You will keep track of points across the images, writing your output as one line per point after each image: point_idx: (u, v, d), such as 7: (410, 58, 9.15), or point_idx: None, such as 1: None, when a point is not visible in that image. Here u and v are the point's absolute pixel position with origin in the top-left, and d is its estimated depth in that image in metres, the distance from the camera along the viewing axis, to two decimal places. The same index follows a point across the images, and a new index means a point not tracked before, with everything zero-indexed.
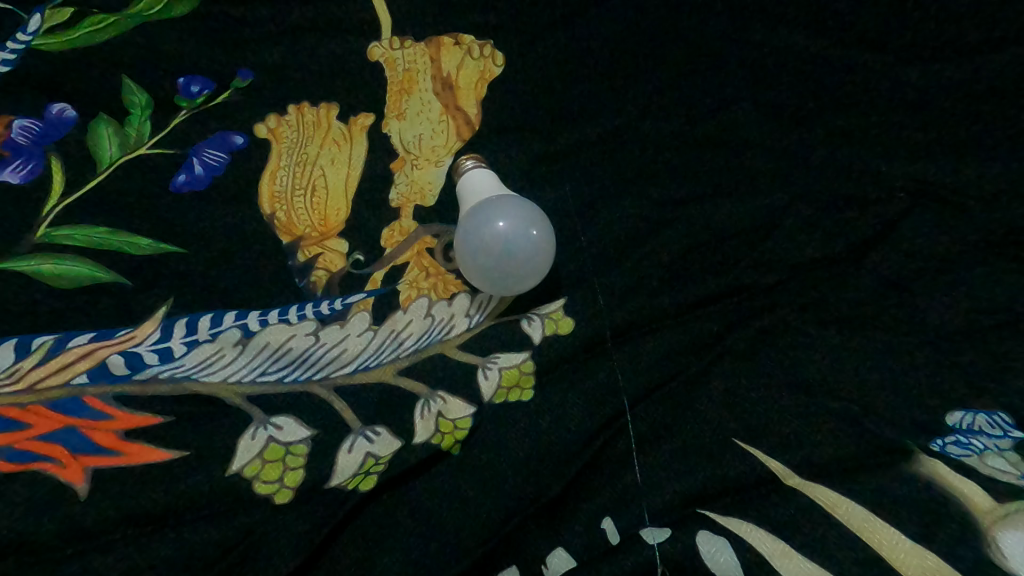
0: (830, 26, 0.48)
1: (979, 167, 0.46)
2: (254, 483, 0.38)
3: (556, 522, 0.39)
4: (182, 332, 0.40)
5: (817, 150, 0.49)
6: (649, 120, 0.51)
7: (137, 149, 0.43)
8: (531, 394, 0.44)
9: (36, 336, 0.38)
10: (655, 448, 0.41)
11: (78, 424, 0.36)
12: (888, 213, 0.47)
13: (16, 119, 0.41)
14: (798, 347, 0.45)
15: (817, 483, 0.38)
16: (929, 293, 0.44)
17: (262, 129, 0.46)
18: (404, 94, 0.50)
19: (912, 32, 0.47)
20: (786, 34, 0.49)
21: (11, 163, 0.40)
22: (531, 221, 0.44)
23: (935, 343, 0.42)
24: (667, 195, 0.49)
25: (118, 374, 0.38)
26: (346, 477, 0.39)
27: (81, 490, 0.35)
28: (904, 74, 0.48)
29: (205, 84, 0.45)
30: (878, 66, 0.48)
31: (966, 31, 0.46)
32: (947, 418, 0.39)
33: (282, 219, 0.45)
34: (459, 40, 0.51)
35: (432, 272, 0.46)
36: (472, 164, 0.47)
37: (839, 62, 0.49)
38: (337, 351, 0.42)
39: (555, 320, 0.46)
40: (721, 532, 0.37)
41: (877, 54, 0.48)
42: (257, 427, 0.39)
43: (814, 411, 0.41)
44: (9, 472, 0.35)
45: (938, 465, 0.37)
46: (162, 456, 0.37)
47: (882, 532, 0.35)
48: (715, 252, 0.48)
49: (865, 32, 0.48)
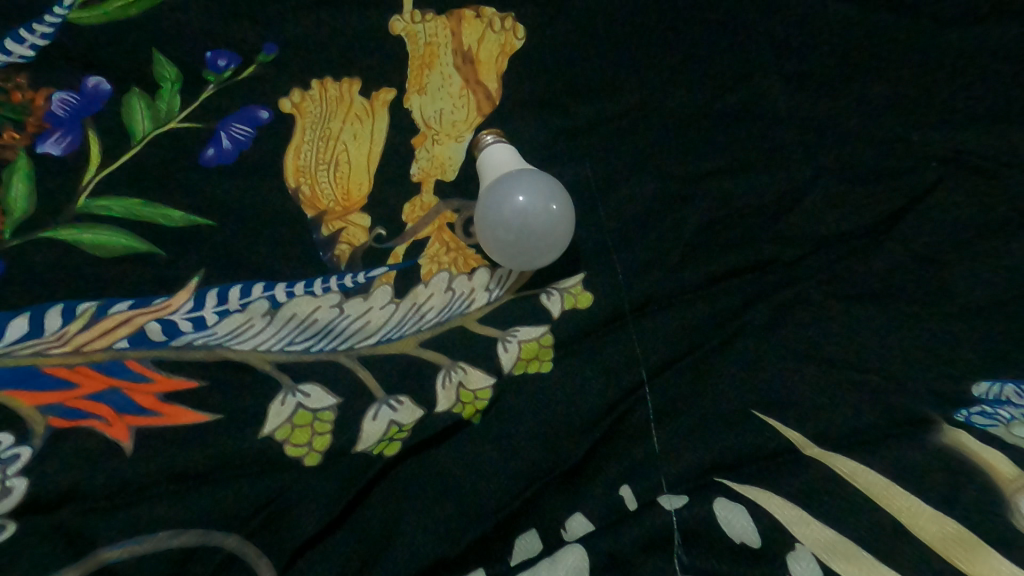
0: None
1: (1010, 137, 0.46)
2: (284, 446, 0.39)
3: (577, 489, 0.40)
4: (214, 302, 0.41)
5: (844, 122, 0.49)
6: (672, 92, 0.50)
7: (169, 123, 0.44)
8: (551, 366, 0.44)
9: (80, 302, 0.39)
10: (674, 419, 0.42)
11: (121, 386, 0.38)
12: (918, 185, 0.47)
13: (55, 92, 0.42)
14: (822, 320, 0.44)
15: (835, 454, 0.38)
16: (959, 264, 0.44)
17: (287, 104, 0.47)
18: (425, 68, 0.50)
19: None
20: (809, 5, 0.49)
21: (51, 134, 0.42)
22: (550, 196, 0.45)
23: (964, 316, 0.42)
24: (689, 167, 0.49)
25: (156, 340, 0.40)
26: (371, 443, 0.40)
27: (126, 447, 0.37)
28: (935, 42, 0.47)
29: (231, 59, 0.46)
30: (905, 35, 0.47)
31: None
32: (975, 389, 0.39)
33: (307, 193, 0.46)
34: (480, 13, 0.51)
35: (452, 247, 0.47)
36: (492, 139, 0.47)
37: (865, 32, 0.48)
38: (361, 322, 0.43)
39: (574, 294, 0.46)
40: (740, 499, 0.38)
41: (906, 21, 0.47)
42: (286, 394, 0.40)
43: (835, 383, 0.41)
44: (61, 428, 0.37)
45: (962, 435, 0.38)
46: (199, 418, 0.39)
47: (900, 500, 0.36)
48: (737, 225, 0.48)
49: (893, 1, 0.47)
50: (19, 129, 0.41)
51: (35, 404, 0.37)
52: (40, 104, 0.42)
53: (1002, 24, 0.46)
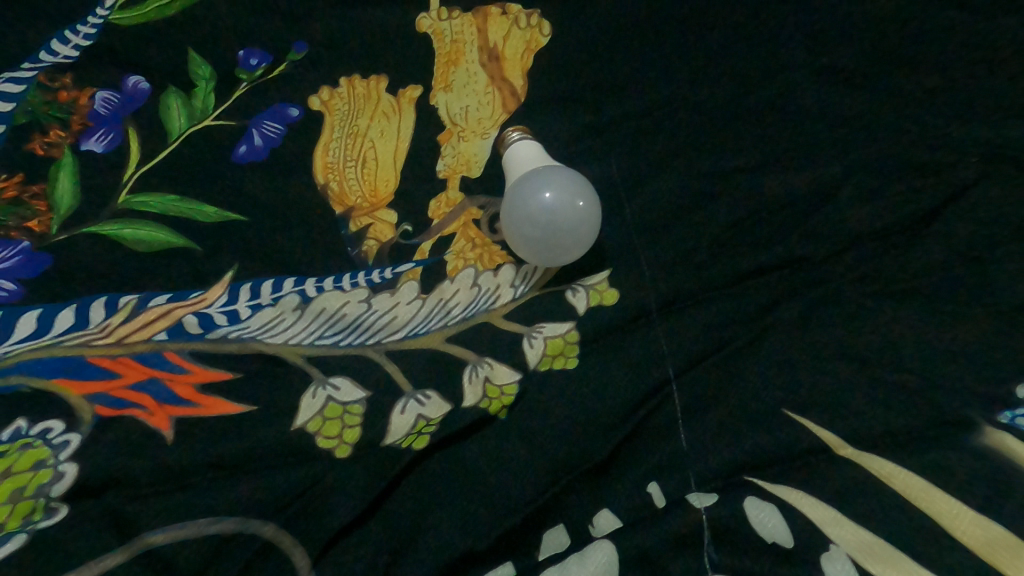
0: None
1: None
2: (315, 438, 0.40)
3: (605, 486, 0.40)
4: (247, 297, 0.42)
5: (874, 118, 0.48)
6: (698, 88, 0.50)
7: (204, 120, 0.45)
8: (576, 362, 0.44)
9: (122, 295, 0.40)
10: (702, 417, 0.41)
11: (160, 377, 0.39)
12: (953, 181, 0.46)
13: (99, 91, 0.44)
14: (856, 318, 0.43)
15: (870, 454, 0.38)
16: (999, 262, 0.43)
17: (315, 102, 0.48)
18: (451, 65, 0.50)
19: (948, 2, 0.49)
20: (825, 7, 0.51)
21: (94, 132, 0.43)
22: (577, 192, 0.45)
23: (1006, 315, 0.41)
24: (718, 163, 0.49)
25: (193, 333, 0.41)
26: (399, 436, 0.41)
27: (167, 436, 0.38)
28: (951, 42, 0.48)
29: (263, 58, 0.47)
30: (922, 33, 0.49)
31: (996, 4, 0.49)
32: (1020, 391, 0.38)
33: (335, 189, 0.46)
34: (506, 10, 0.51)
35: (478, 243, 0.47)
36: (518, 136, 0.47)
37: (883, 32, 0.49)
38: (389, 317, 0.44)
39: (600, 291, 0.46)
40: (771, 498, 0.37)
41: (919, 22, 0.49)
42: (317, 387, 0.41)
43: (869, 383, 0.41)
44: (106, 417, 0.38)
45: (1006, 437, 0.37)
46: (235, 409, 0.39)
47: (940, 502, 0.35)
48: (767, 221, 0.47)
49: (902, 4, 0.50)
50: (65, 127, 0.43)
51: (81, 393, 0.38)
52: (85, 102, 0.44)
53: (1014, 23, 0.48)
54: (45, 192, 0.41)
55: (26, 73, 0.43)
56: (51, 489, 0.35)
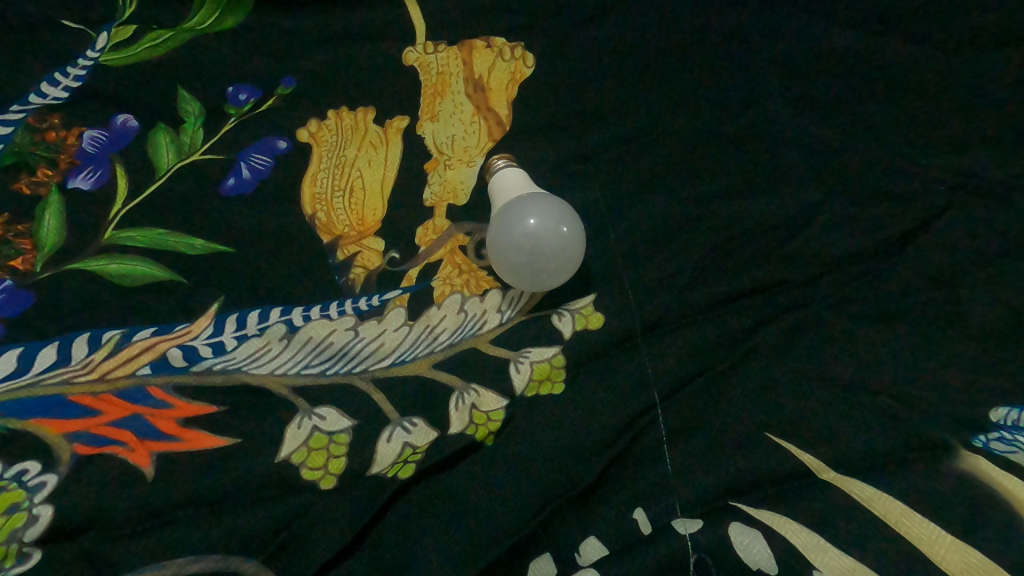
0: (840, 29, 0.51)
1: (1010, 160, 0.47)
2: (301, 469, 0.39)
3: (591, 513, 0.40)
4: (233, 327, 0.42)
5: (848, 143, 0.50)
6: (678, 116, 0.52)
7: (192, 155, 0.46)
8: (563, 387, 0.44)
9: (106, 331, 0.41)
10: (688, 442, 0.41)
11: (143, 412, 0.39)
12: (927, 207, 0.47)
13: (87, 130, 0.45)
14: (837, 342, 0.44)
15: (853, 479, 0.38)
16: (972, 286, 0.44)
17: (304, 133, 0.49)
18: (437, 96, 0.51)
19: (919, 31, 0.50)
20: (800, 35, 0.52)
21: (82, 170, 0.44)
22: (561, 218, 0.45)
23: (980, 339, 0.42)
24: (699, 189, 0.50)
25: (177, 366, 0.41)
26: (386, 465, 0.40)
27: (147, 472, 0.38)
28: (922, 71, 0.50)
29: (252, 93, 0.49)
30: (894, 62, 0.50)
31: (967, 32, 0.50)
32: (992, 415, 0.39)
33: (323, 219, 0.47)
34: (491, 43, 0.53)
35: (465, 269, 0.47)
36: (503, 163, 0.48)
37: (856, 62, 0.51)
38: (376, 344, 0.44)
39: (586, 315, 0.46)
40: (754, 524, 0.38)
41: (893, 52, 0.51)
42: (303, 417, 0.41)
43: (852, 406, 0.41)
44: (86, 455, 0.38)
45: (981, 461, 0.38)
46: (218, 443, 0.39)
47: (921, 528, 0.36)
48: (748, 245, 0.48)
49: (876, 34, 0.51)
50: (52, 166, 0.44)
51: (61, 431, 0.38)
52: (73, 142, 0.45)
53: (983, 54, 0.49)
54: (31, 231, 0.42)
55: (14, 116, 0.44)
56: (26, 532, 0.35)
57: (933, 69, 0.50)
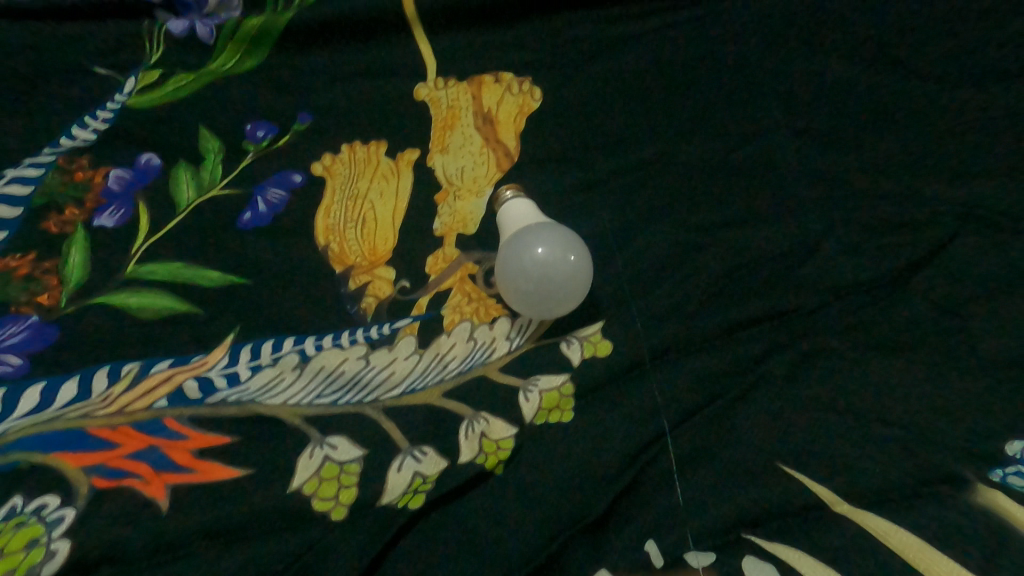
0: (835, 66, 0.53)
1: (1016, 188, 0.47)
2: (312, 500, 0.40)
3: (601, 546, 0.39)
4: (247, 357, 0.43)
5: (851, 172, 0.50)
6: (682, 146, 0.53)
7: (211, 190, 0.48)
8: (572, 415, 0.44)
9: (125, 363, 0.42)
10: (698, 472, 0.41)
11: (159, 444, 0.40)
12: (933, 235, 0.47)
13: (113, 170, 0.47)
14: (847, 371, 0.44)
15: (867, 512, 0.38)
16: (980, 316, 0.44)
17: (318, 167, 0.50)
18: (447, 129, 0.53)
19: (910, 68, 0.52)
20: (797, 71, 0.54)
21: (107, 207, 0.46)
22: (569, 246, 0.45)
23: (992, 370, 0.42)
24: (704, 217, 0.50)
25: (193, 397, 0.41)
26: (396, 494, 0.40)
27: (162, 505, 0.38)
28: (920, 103, 0.51)
29: (269, 129, 0.51)
30: (889, 96, 0.52)
31: (958, 69, 0.51)
32: (1008, 448, 0.39)
33: (336, 249, 0.48)
34: (499, 78, 0.55)
35: (474, 297, 0.48)
36: (511, 193, 0.49)
37: (853, 96, 0.52)
38: (386, 373, 0.44)
39: (594, 342, 0.46)
40: (769, 558, 0.37)
41: (888, 86, 0.52)
42: (314, 446, 0.41)
43: (863, 437, 0.41)
44: (103, 488, 0.38)
45: (1000, 497, 0.37)
46: (232, 473, 0.40)
47: (940, 564, 0.35)
48: (754, 273, 0.48)
49: (869, 71, 0.53)
50: (79, 205, 0.46)
51: (80, 465, 0.38)
52: (99, 181, 0.47)
53: (978, 88, 0.51)
54: (57, 268, 0.44)
55: (46, 158, 0.46)
56: (43, 569, 0.35)
57: (934, 102, 0.51)
